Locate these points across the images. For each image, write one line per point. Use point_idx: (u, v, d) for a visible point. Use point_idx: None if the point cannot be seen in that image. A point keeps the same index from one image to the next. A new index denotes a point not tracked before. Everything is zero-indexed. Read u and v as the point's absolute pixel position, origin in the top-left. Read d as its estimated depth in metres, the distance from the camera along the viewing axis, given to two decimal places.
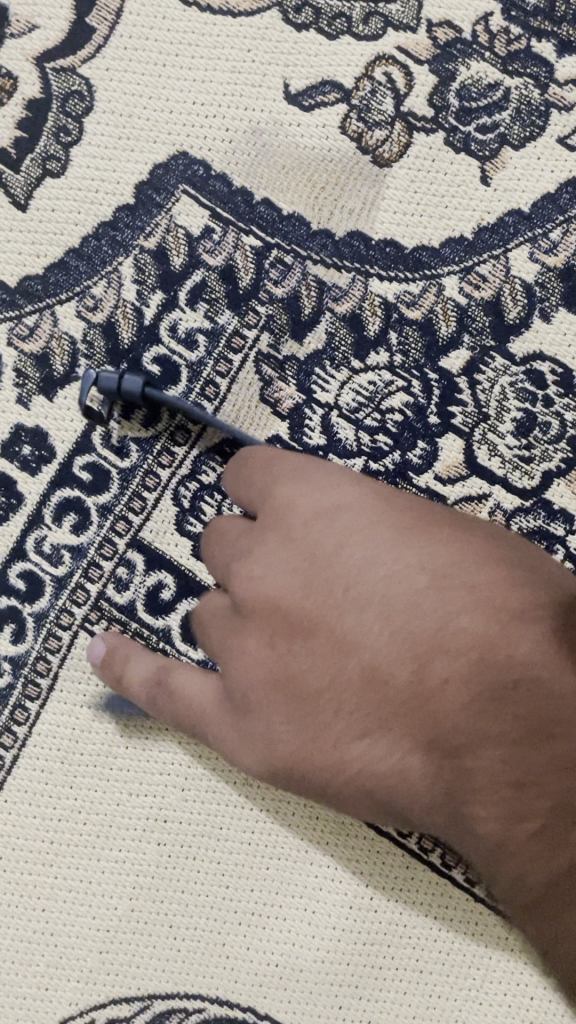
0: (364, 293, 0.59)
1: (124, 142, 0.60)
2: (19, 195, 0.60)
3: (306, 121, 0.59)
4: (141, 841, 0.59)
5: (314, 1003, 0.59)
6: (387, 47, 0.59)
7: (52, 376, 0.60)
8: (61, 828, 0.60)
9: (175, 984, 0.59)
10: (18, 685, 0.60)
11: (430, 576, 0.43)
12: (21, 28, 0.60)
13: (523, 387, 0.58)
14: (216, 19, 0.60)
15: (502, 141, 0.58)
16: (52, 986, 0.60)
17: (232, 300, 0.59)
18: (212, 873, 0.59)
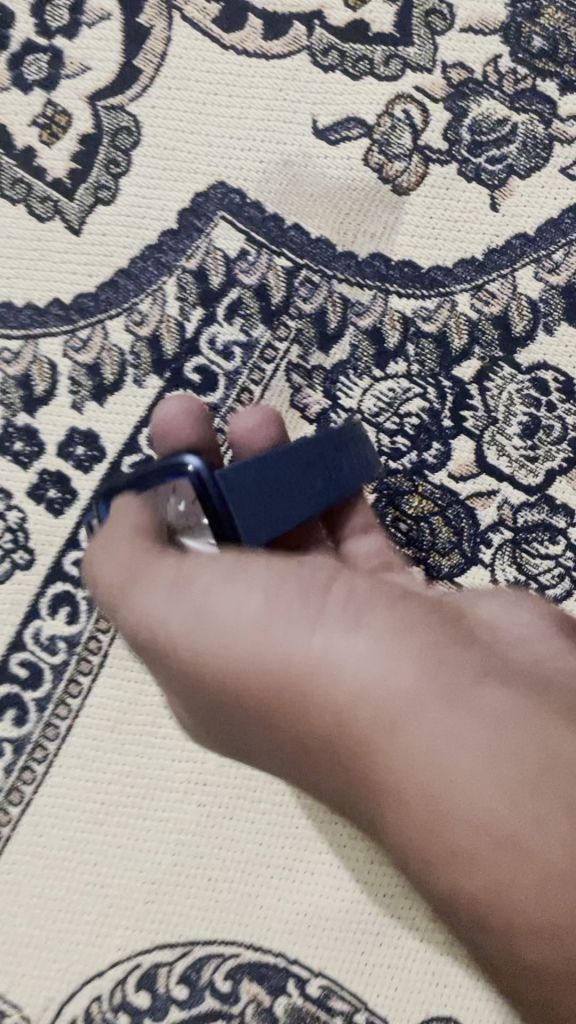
0: (384, 308, 0.65)
1: (168, 173, 0.66)
2: (73, 221, 0.67)
3: (333, 154, 0.66)
4: (183, 801, 0.66)
5: (339, 948, 0.65)
6: (406, 86, 0.65)
7: (103, 384, 0.66)
8: (111, 790, 0.66)
9: (213, 930, 0.66)
10: (71, 661, 0.66)
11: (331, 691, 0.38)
12: (75, 69, 0.67)
13: (528, 393, 0.64)
14: (251, 61, 0.66)
15: (510, 171, 0.65)
16: (103, 932, 0.66)
17: (265, 315, 0.65)
18: (247, 830, 0.66)
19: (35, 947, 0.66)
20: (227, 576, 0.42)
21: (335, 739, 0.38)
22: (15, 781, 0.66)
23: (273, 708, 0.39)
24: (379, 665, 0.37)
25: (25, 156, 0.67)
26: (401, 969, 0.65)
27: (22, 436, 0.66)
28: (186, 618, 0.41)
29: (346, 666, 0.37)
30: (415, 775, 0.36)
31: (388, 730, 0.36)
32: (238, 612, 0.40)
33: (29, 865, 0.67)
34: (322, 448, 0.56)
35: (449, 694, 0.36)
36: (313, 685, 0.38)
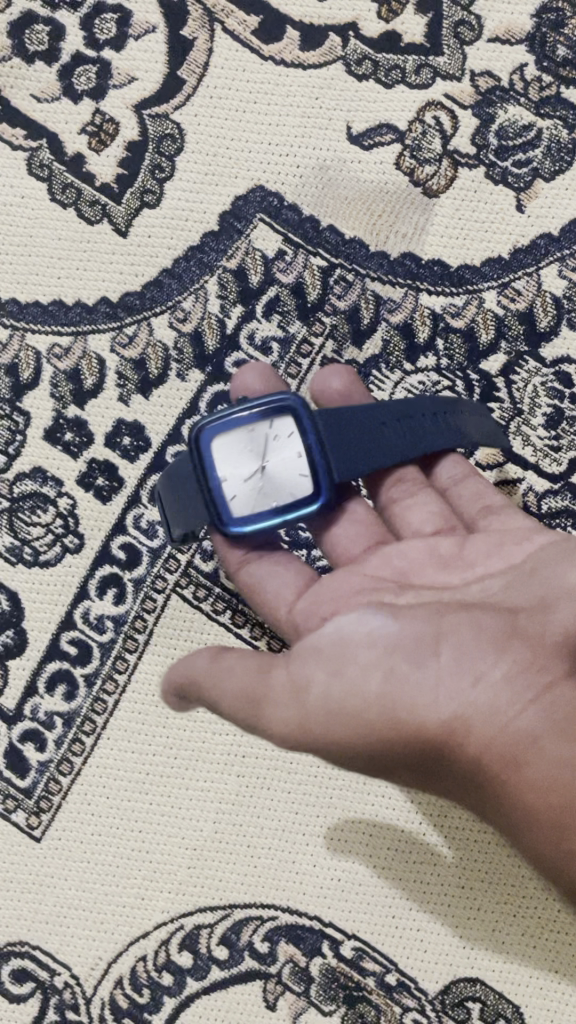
0: (415, 305, 0.68)
1: (209, 178, 0.70)
2: (120, 223, 0.70)
3: (366, 159, 0.69)
4: (223, 773, 0.70)
5: (371, 912, 0.69)
6: (436, 94, 0.68)
7: (148, 378, 0.70)
8: (155, 762, 0.70)
9: (252, 894, 0.70)
10: (118, 639, 0.70)
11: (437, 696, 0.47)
12: (122, 79, 0.70)
13: (552, 386, 0.68)
14: (288, 71, 0.70)
15: (535, 174, 0.68)
16: (148, 895, 0.70)
17: (301, 312, 0.69)
18: (284, 800, 0.70)
19: (85, 910, 0.71)
20: (344, 663, 0.48)
21: (444, 749, 0.47)
22: (65, 753, 0.70)
23: (393, 749, 0.48)
24: (483, 695, 0.47)
25: (74, 163, 0.71)
26: (430, 933, 0.69)
27: (72, 427, 0.70)
28: (324, 724, 0.48)
29: (456, 701, 0.47)
30: (513, 767, 0.46)
31: (489, 745, 0.46)
32: (366, 701, 0.47)
33: (78, 832, 0.71)
34: (396, 409, 0.63)
35: (541, 712, 0.46)
36: (433, 722, 0.47)
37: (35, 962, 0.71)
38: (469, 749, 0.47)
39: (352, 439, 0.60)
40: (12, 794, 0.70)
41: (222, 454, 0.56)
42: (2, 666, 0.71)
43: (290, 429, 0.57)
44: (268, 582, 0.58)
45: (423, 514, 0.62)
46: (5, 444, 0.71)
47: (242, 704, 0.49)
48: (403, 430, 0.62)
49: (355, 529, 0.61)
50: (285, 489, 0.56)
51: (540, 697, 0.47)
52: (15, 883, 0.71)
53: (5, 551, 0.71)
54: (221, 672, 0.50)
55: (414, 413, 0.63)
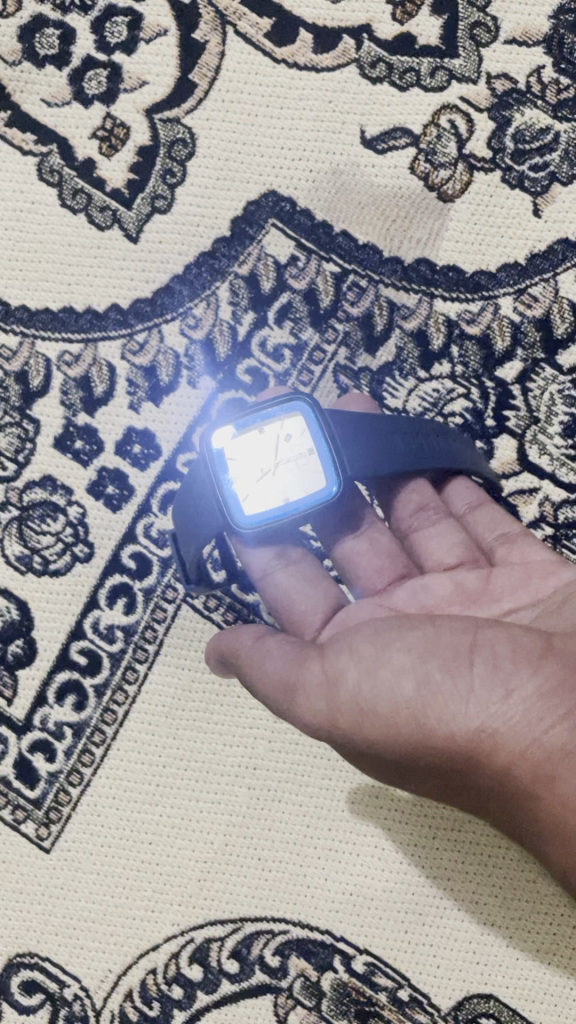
0: (430, 312, 0.67)
1: (221, 183, 0.69)
2: (131, 229, 0.70)
3: (380, 163, 0.68)
4: (234, 785, 0.69)
5: (383, 926, 0.68)
6: (451, 97, 0.67)
7: (159, 385, 0.69)
8: (166, 773, 0.69)
9: (263, 908, 0.69)
10: (128, 649, 0.69)
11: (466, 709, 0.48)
12: (133, 83, 0.70)
13: (569, 394, 0.67)
14: (301, 74, 0.69)
15: (552, 178, 0.67)
16: (158, 908, 0.70)
17: (314, 319, 0.68)
18: (295, 813, 0.69)
19: (94, 922, 0.70)
20: (377, 667, 0.49)
21: (472, 759, 0.48)
22: (75, 764, 0.70)
23: (422, 754, 0.49)
24: (515, 710, 0.47)
25: (85, 168, 0.70)
26: (443, 948, 0.68)
27: (83, 435, 0.70)
28: (354, 722, 0.49)
29: (486, 714, 0.48)
30: (540, 780, 0.48)
31: (517, 757, 0.48)
32: (397, 706, 0.48)
33: (87, 844, 0.70)
34: (418, 424, 0.62)
35: (570, 730, 0.47)
36: (462, 732, 0.48)
37: (45, 974, 0.70)
38: (498, 760, 0.48)
39: (366, 443, 0.59)
40: (21, 805, 0.70)
41: (236, 453, 0.57)
42: (12, 676, 0.70)
43: (300, 434, 0.57)
44: (296, 599, 0.59)
45: (446, 543, 0.63)
46: (15, 452, 0.70)
47: (279, 691, 0.52)
48: (422, 441, 0.62)
49: (380, 556, 0.62)
50: (296, 489, 0.57)
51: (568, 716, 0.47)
52: (25, 895, 0.70)
53: (15, 560, 0.70)
54: (267, 653, 0.54)
55: (434, 429, 0.63)
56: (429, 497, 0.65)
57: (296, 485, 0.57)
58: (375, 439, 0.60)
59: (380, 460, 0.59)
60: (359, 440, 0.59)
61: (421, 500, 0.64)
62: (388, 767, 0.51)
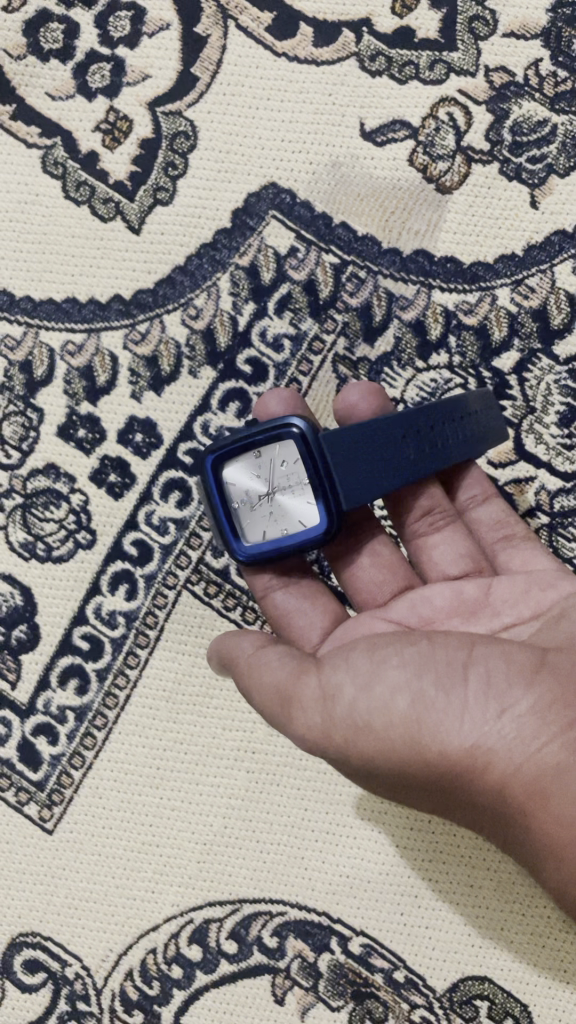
0: (427, 302, 0.68)
1: (222, 175, 0.70)
2: (133, 221, 0.71)
3: (379, 155, 0.69)
4: (233, 768, 0.70)
5: (379, 908, 0.69)
6: (450, 90, 0.68)
7: (160, 374, 0.70)
8: (166, 757, 0.71)
9: (261, 889, 0.70)
10: (130, 634, 0.71)
11: (461, 725, 0.49)
12: (136, 76, 0.71)
13: (565, 383, 0.67)
14: (302, 67, 0.70)
15: (549, 170, 0.68)
16: (158, 889, 0.71)
17: (313, 310, 0.69)
18: (293, 796, 0.70)
19: (96, 902, 0.71)
20: (373, 682, 0.50)
21: (466, 776, 0.49)
22: (77, 747, 0.71)
23: (416, 769, 0.50)
24: (509, 727, 0.48)
25: (88, 160, 0.71)
26: (438, 930, 0.69)
27: (85, 424, 0.71)
28: (350, 734, 0.50)
29: (480, 731, 0.48)
30: (533, 797, 0.48)
31: (511, 774, 0.48)
32: (392, 721, 0.49)
33: (89, 825, 0.71)
34: (415, 420, 0.61)
35: (563, 746, 0.48)
36: (456, 748, 0.49)
37: (47, 953, 0.71)
38: (492, 778, 0.49)
39: (360, 464, 0.58)
40: (24, 787, 0.71)
41: (233, 483, 0.57)
42: (15, 660, 0.71)
43: (294, 462, 0.57)
44: (294, 617, 0.60)
45: (451, 553, 0.63)
46: (19, 441, 0.71)
47: (274, 703, 0.52)
48: (417, 452, 0.61)
49: (382, 569, 0.62)
50: (294, 519, 0.57)
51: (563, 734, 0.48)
52: (28, 875, 0.72)
53: (19, 546, 0.71)
54: (264, 663, 0.54)
55: (430, 435, 0.61)
56: (439, 503, 0.63)
57: (295, 515, 0.57)
58: (368, 458, 0.59)
59: (374, 481, 0.58)
60: (352, 460, 0.58)
61: (430, 506, 0.63)
62: (382, 783, 0.52)
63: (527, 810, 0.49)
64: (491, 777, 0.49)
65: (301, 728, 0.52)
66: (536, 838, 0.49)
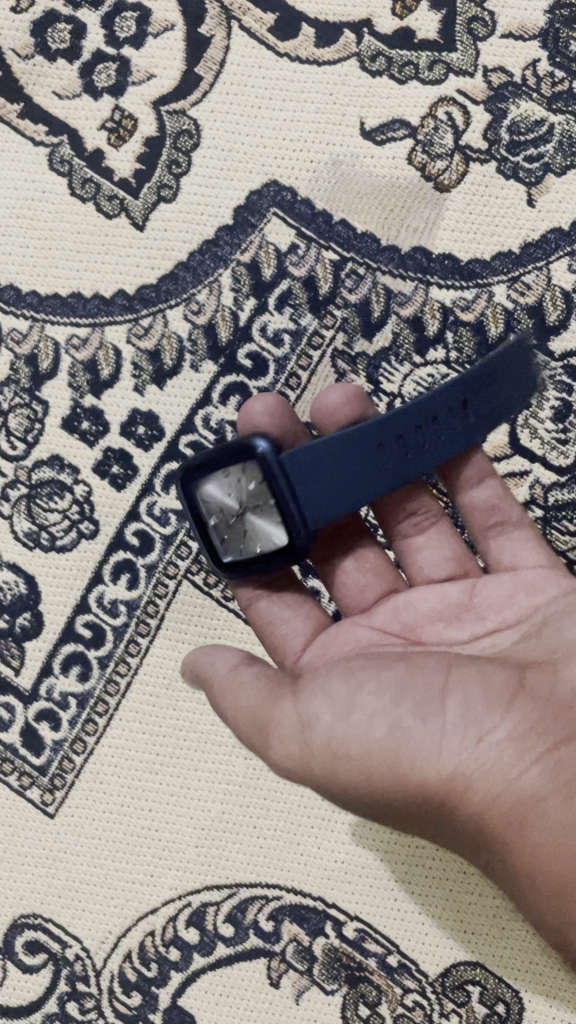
0: (425, 298, 0.69)
1: (224, 174, 0.71)
2: (137, 217, 0.72)
3: (378, 154, 0.70)
4: (231, 755, 0.72)
5: (373, 894, 0.70)
6: (448, 90, 0.69)
7: (163, 368, 0.72)
8: (166, 743, 0.72)
9: (258, 874, 0.71)
10: (131, 623, 0.72)
11: (438, 754, 0.49)
12: (141, 76, 0.72)
13: (560, 379, 0.68)
14: (303, 67, 0.71)
15: (546, 169, 0.69)
16: (157, 872, 0.72)
17: (312, 305, 0.70)
18: (290, 783, 0.71)
19: (96, 885, 0.73)
20: (350, 710, 0.50)
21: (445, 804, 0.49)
22: (79, 733, 0.72)
23: (395, 798, 0.50)
24: (487, 755, 0.48)
25: (94, 158, 0.73)
26: (431, 916, 0.70)
27: (89, 417, 0.72)
28: (328, 763, 0.50)
29: (458, 760, 0.48)
30: (512, 825, 0.48)
31: (489, 802, 0.48)
32: (369, 750, 0.49)
33: (89, 810, 0.73)
34: (393, 426, 0.58)
35: (541, 774, 0.48)
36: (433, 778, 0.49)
37: (48, 935, 0.73)
38: (470, 804, 0.49)
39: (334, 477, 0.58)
40: (27, 771, 0.73)
41: (209, 499, 0.59)
42: (19, 647, 0.73)
43: (260, 482, 0.58)
44: (277, 624, 0.61)
45: (437, 553, 0.64)
46: (25, 432, 0.73)
47: (249, 726, 0.53)
48: (396, 459, 0.59)
49: (367, 573, 0.64)
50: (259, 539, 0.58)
51: (542, 762, 0.48)
52: (30, 858, 0.73)
53: (24, 536, 0.73)
54: (240, 683, 0.54)
55: (413, 440, 0.59)
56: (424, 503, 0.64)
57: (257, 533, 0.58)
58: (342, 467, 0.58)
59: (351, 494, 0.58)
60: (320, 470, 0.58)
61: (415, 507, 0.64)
62: (362, 810, 0.52)
63: (507, 839, 0.49)
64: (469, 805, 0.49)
65: (277, 756, 0.52)
66: (517, 870, 0.49)
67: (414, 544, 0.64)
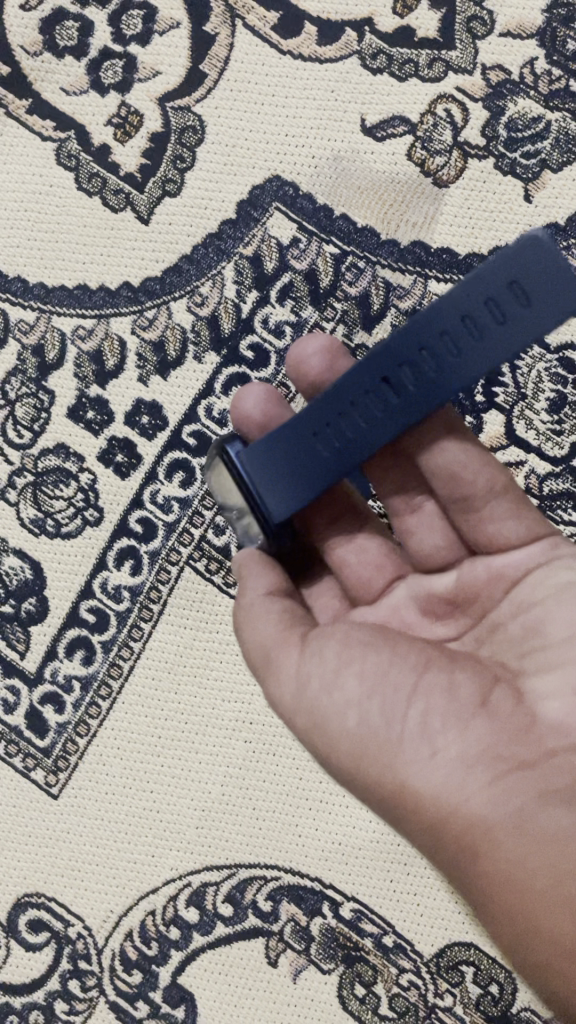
0: (424, 292, 0.70)
1: (228, 169, 0.73)
2: (142, 211, 0.74)
3: (378, 150, 0.72)
4: (231, 738, 0.73)
5: (369, 875, 0.72)
6: (447, 87, 0.71)
7: (167, 359, 0.73)
8: (168, 725, 0.74)
9: (257, 855, 0.73)
10: (134, 608, 0.74)
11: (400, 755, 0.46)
12: (147, 73, 0.74)
13: (555, 371, 0.69)
14: (306, 65, 0.73)
15: (543, 165, 0.70)
16: (158, 852, 0.74)
17: (313, 298, 0.71)
18: (289, 765, 0.73)
19: (98, 865, 0.74)
20: (332, 687, 0.48)
21: (403, 812, 0.46)
22: (82, 715, 0.74)
23: (360, 789, 0.48)
24: (445, 771, 0.45)
25: (100, 153, 0.74)
26: (426, 897, 0.71)
27: (94, 406, 0.74)
28: (309, 730, 0.49)
29: (418, 770, 0.45)
30: (466, 853, 0.44)
31: (444, 823, 0.45)
32: (342, 732, 0.48)
33: (92, 790, 0.74)
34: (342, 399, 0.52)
35: (503, 806, 0.44)
36: (394, 780, 0.46)
37: (51, 913, 0.75)
38: (426, 820, 0.45)
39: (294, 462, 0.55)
40: (31, 752, 0.74)
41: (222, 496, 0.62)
42: (25, 631, 0.75)
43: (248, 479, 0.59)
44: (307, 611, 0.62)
45: (432, 536, 0.59)
46: (31, 421, 0.74)
47: (259, 656, 0.53)
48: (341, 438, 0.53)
49: (368, 563, 0.61)
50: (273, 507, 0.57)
51: (507, 793, 0.44)
52: (34, 838, 0.75)
53: (30, 522, 0.75)
54: (251, 615, 0.54)
55: (348, 421, 0.52)
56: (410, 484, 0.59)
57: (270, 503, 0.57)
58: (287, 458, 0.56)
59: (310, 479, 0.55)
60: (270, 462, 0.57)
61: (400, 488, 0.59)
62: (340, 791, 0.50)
63: (464, 866, 0.45)
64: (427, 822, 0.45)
65: (274, 699, 0.52)
66: (482, 904, 0.45)
67: (402, 525, 0.60)
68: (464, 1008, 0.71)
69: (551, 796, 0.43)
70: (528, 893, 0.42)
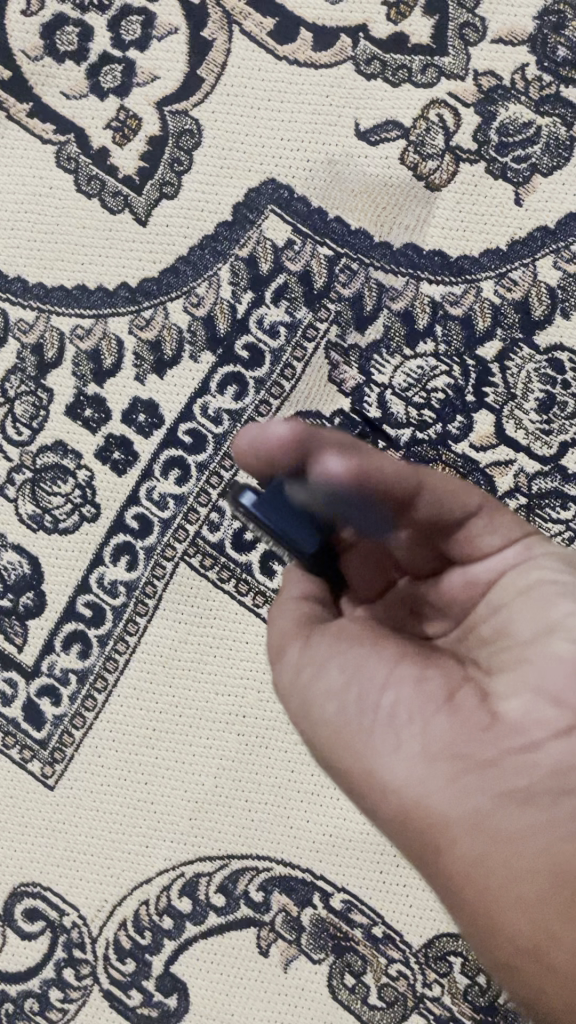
0: (416, 293, 0.71)
1: (224, 172, 0.74)
2: (140, 213, 0.75)
3: (372, 154, 0.73)
4: (224, 731, 0.74)
5: (359, 867, 0.73)
6: (440, 93, 0.72)
7: (163, 358, 0.74)
8: (162, 717, 0.75)
9: (248, 846, 0.74)
10: (130, 603, 0.75)
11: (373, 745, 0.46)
12: (145, 78, 0.75)
13: (545, 372, 0.70)
14: (301, 70, 0.74)
15: (533, 169, 0.71)
16: (152, 843, 0.75)
17: (307, 298, 0.72)
18: (281, 758, 0.74)
19: (93, 855, 0.76)
20: (316, 674, 0.49)
21: (378, 806, 0.46)
22: (78, 708, 0.75)
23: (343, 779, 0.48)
24: (413, 765, 0.45)
25: (99, 156, 0.76)
26: (415, 888, 0.72)
27: (92, 404, 0.75)
28: (300, 717, 0.50)
29: (387, 762, 0.46)
30: (431, 851, 0.44)
31: (410, 817, 0.44)
32: (322, 719, 0.49)
33: (88, 782, 0.76)
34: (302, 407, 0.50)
35: (466, 802, 0.43)
36: (367, 770, 0.46)
37: (46, 902, 0.76)
38: (397, 814, 0.45)
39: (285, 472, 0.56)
40: (28, 744, 0.76)
41: None
42: (22, 625, 0.76)
43: None
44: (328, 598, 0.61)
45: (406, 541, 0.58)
46: (30, 418, 0.76)
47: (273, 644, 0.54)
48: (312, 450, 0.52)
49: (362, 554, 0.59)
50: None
51: (472, 791, 0.43)
52: (30, 828, 0.76)
53: (28, 518, 0.76)
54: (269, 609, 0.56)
55: None
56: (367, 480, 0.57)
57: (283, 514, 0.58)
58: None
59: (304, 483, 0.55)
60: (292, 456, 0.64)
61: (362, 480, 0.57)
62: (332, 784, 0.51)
63: (431, 864, 0.44)
64: (398, 817, 0.45)
65: (281, 689, 0.53)
66: (450, 905, 0.43)
67: None
68: (452, 998, 0.72)
69: (515, 796, 0.43)
70: (489, 890, 0.41)
